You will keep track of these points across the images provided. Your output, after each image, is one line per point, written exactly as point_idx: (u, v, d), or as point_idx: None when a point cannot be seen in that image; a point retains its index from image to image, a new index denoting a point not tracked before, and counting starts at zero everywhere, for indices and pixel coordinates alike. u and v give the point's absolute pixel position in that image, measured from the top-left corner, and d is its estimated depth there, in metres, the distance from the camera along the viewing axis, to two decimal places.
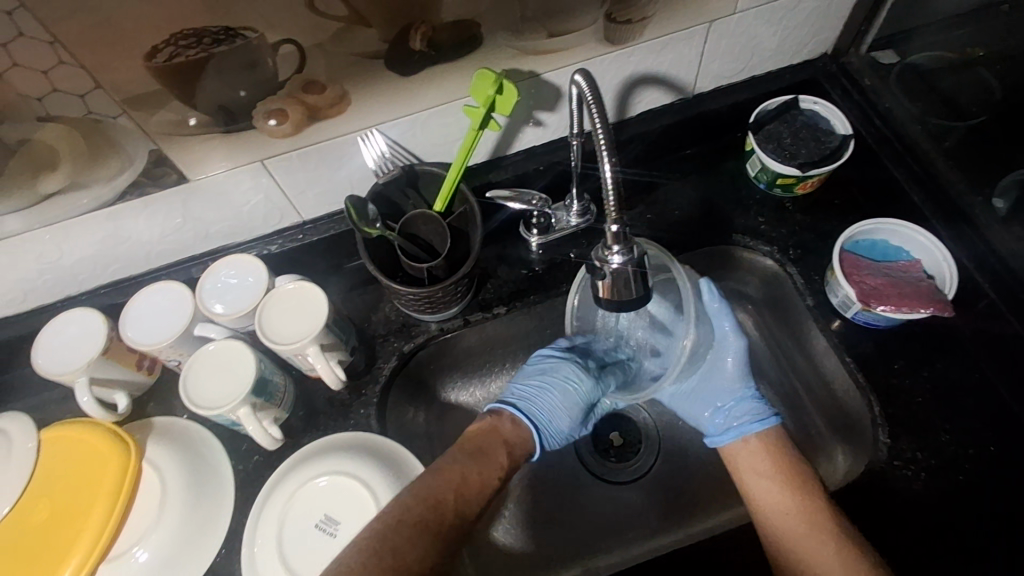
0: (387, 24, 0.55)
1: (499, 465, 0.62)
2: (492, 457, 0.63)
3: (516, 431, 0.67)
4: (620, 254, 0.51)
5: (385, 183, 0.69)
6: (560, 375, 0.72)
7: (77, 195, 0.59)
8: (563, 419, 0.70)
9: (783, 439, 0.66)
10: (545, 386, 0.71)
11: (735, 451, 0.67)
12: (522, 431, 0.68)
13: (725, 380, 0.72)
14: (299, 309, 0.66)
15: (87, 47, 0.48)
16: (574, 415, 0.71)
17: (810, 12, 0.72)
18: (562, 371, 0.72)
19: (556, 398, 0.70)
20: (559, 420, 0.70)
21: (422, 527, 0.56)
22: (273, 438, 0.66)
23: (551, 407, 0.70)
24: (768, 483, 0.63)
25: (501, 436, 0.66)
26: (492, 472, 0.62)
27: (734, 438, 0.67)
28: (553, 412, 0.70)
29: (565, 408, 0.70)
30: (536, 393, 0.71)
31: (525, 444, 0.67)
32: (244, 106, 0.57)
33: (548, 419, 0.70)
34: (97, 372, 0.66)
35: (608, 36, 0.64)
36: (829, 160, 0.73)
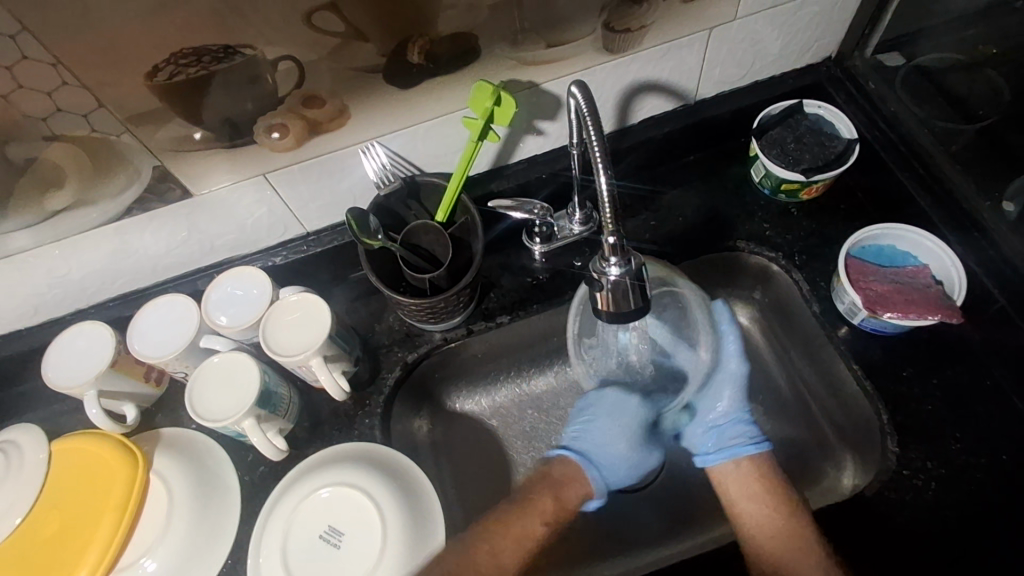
0: (385, 39, 0.56)
1: (543, 515, 0.62)
2: (537, 506, 0.63)
3: (570, 473, 0.67)
4: (617, 265, 0.51)
5: (386, 195, 0.69)
6: (611, 411, 0.70)
7: (84, 211, 0.60)
8: (619, 453, 0.68)
9: (773, 465, 0.65)
10: (597, 426, 0.69)
11: (727, 474, 0.66)
12: (584, 477, 0.67)
13: (719, 405, 0.70)
14: (303, 322, 0.66)
15: (90, 68, 0.49)
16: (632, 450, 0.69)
17: (812, 16, 0.71)
18: (611, 406, 0.70)
19: (612, 438, 0.68)
20: (619, 462, 0.68)
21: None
22: (278, 449, 0.67)
23: (606, 453, 0.68)
24: (759, 507, 0.62)
25: (556, 485, 0.65)
26: (535, 523, 0.62)
27: (727, 459, 0.66)
28: (612, 459, 0.68)
29: (622, 444, 0.68)
30: (599, 435, 0.69)
31: (581, 488, 0.66)
32: (246, 122, 0.58)
33: (611, 462, 0.68)
34: (105, 384, 0.67)
35: (608, 45, 0.64)
36: (834, 165, 0.72)
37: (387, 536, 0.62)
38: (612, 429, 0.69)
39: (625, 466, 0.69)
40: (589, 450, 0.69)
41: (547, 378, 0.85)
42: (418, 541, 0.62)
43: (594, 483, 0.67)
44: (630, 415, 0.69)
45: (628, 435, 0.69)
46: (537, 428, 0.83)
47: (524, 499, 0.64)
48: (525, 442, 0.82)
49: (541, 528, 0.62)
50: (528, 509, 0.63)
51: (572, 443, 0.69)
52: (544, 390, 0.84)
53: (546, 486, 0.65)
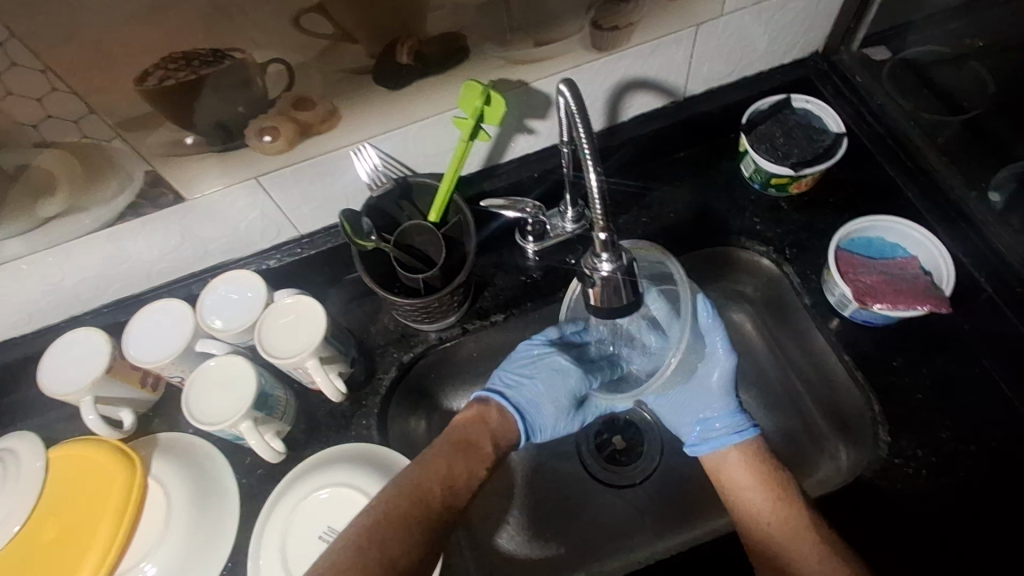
0: (375, 40, 0.56)
1: (483, 462, 0.63)
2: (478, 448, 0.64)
3: (503, 423, 0.69)
4: (609, 262, 0.51)
5: (379, 196, 0.69)
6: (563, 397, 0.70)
7: (77, 217, 0.60)
8: (547, 410, 0.70)
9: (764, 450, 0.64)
10: (534, 378, 0.70)
11: (711, 460, 0.66)
12: (509, 423, 0.69)
13: (710, 394, 0.69)
14: (297, 323, 0.67)
15: (81, 74, 0.49)
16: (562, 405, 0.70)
17: (799, 11, 0.72)
18: (551, 364, 0.70)
19: (544, 395, 0.70)
20: (547, 415, 0.70)
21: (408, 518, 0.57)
22: (275, 451, 0.68)
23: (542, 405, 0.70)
24: (756, 498, 0.61)
25: (489, 429, 0.67)
26: (478, 466, 0.63)
27: (715, 449, 0.66)
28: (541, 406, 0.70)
29: (553, 406, 0.70)
30: (531, 395, 0.70)
31: (499, 429, 0.68)
32: (236, 124, 0.58)
33: (529, 395, 0.70)
34: (101, 391, 0.67)
35: (595, 42, 0.65)
36: (823, 159, 0.72)
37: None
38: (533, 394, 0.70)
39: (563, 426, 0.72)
40: (523, 400, 0.69)
41: None
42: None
43: (519, 428, 0.69)
44: (568, 382, 0.70)
45: (558, 403, 0.70)
46: None
47: (460, 439, 0.64)
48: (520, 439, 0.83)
49: (484, 473, 0.63)
50: (447, 448, 0.63)
51: (493, 384, 0.71)
52: None
53: (477, 428, 0.66)
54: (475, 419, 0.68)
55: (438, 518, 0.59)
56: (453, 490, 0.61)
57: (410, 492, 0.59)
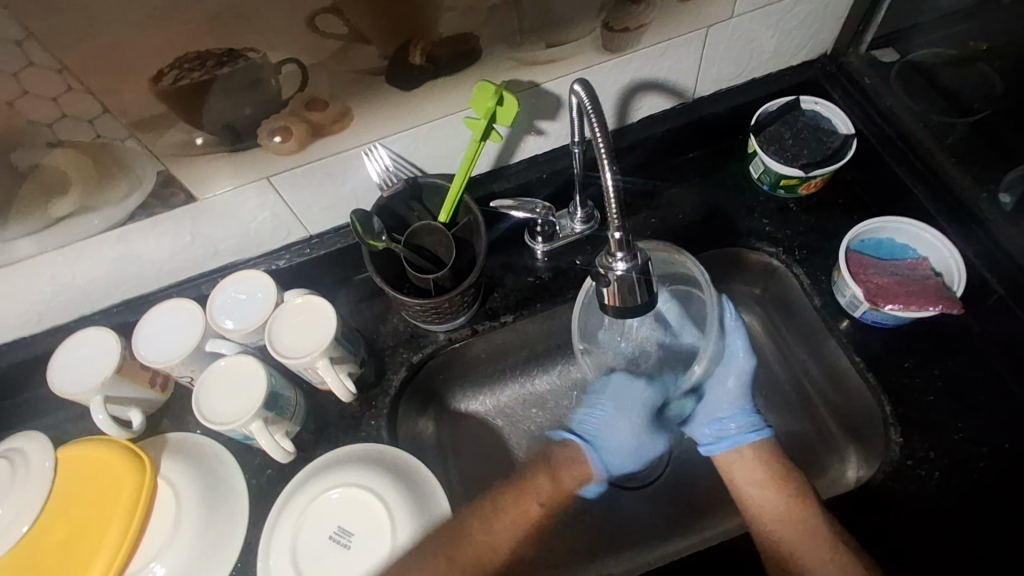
0: (388, 41, 0.56)
1: (539, 496, 0.65)
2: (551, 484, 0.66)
3: (574, 457, 0.68)
4: (624, 260, 0.51)
5: (390, 196, 0.69)
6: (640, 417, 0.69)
7: (89, 217, 0.60)
8: (624, 437, 0.69)
9: (777, 450, 0.66)
10: (608, 409, 0.70)
11: (728, 463, 0.66)
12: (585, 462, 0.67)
13: (725, 396, 0.69)
14: (308, 323, 0.67)
15: (96, 74, 0.49)
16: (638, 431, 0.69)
17: (807, 13, 0.72)
18: (619, 386, 0.71)
19: (619, 421, 0.69)
20: (628, 453, 0.69)
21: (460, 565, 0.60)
22: (286, 451, 0.67)
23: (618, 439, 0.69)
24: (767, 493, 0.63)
25: (553, 466, 0.67)
26: (532, 504, 0.65)
27: (730, 448, 0.66)
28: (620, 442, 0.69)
29: (628, 428, 0.69)
30: (603, 419, 0.69)
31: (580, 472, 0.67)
32: (249, 124, 0.58)
33: (603, 419, 0.69)
34: (111, 391, 0.67)
35: (606, 44, 0.65)
36: (832, 160, 0.72)
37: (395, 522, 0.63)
38: (613, 425, 0.69)
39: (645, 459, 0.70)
40: (596, 435, 0.69)
41: (550, 377, 0.85)
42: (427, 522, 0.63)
43: (597, 467, 0.67)
44: (641, 397, 0.70)
45: (632, 415, 0.69)
46: (541, 427, 0.83)
47: (518, 480, 0.66)
48: (530, 441, 0.82)
49: (538, 511, 0.65)
50: (504, 488, 0.66)
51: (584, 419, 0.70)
52: (547, 390, 0.84)
53: (545, 463, 0.68)
54: (544, 456, 0.69)
55: (478, 571, 0.61)
56: (498, 536, 0.63)
57: (451, 550, 0.61)
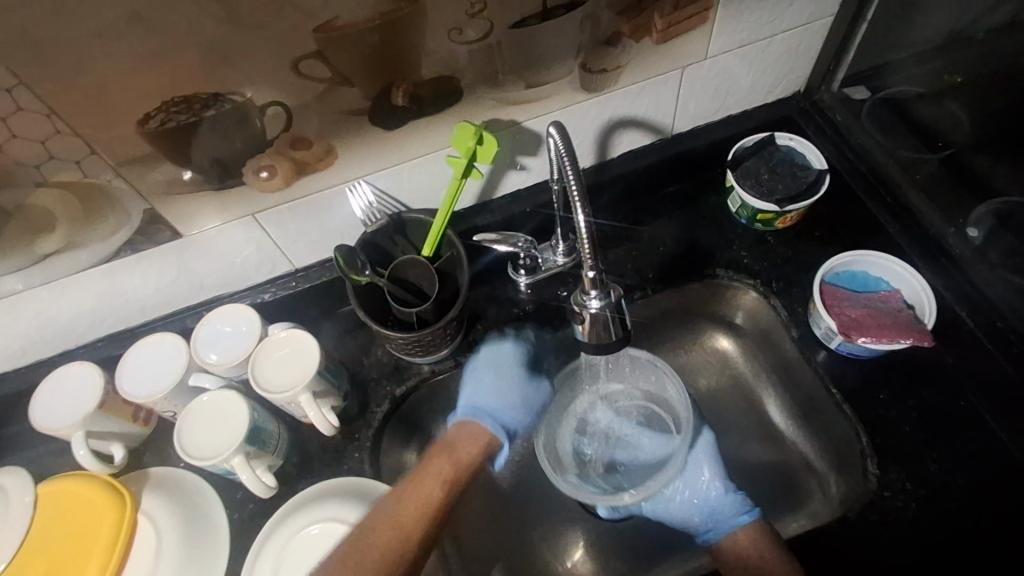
0: (370, 84, 0.58)
1: (442, 477, 0.64)
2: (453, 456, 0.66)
3: (471, 433, 0.69)
4: (598, 297, 0.52)
5: (373, 232, 0.70)
6: (506, 371, 0.73)
7: (75, 253, 0.61)
8: (510, 400, 0.72)
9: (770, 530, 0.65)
10: (489, 383, 0.72)
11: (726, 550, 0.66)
12: (484, 432, 0.69)
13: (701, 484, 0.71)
14: (292, 357, 0.67)
15: (84, 117, 0.51)
16: (521, 393, 0.73)
17: (779, 53, 0.75)
18: (494, 363, 0.74)
19: (500, 389, 0.72)
20: (517, 409, 0.72)
21: (366, 545, 0.59)
22: (267, 486, 0.66)
23: (505, 402, 0.72)
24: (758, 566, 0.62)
25: (452, 447, 0.67)
26: (436, 485, 0.64)
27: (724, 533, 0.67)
28: (511, 411, 0.72)
29: (512, 393, 0.73)
30: (495, 393, 0.72)
31: (479, 440, 0.68)
32: (235, 163, 0.59)
33: (486, 405, 0.71)
34: (93, 425, 0.67)
35: (585, 84, 0.67)
36: (806, 195, 0.74)
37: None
38: (505, 401, 0.72)
39: (513, 408, 0.72)
40: (485, 404, 0.71)
41: None
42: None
43: (496, 429, 0.70)
44: (512, 369, 0.74)
45: (515, 384, 0.73)
46: (525, 458, 0.83)
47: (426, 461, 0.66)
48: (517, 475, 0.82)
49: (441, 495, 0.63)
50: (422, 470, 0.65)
51: (470, 407, 0.71)
52: None
53: (456, 447, 0.67)
54: (455, 438, 0.68)
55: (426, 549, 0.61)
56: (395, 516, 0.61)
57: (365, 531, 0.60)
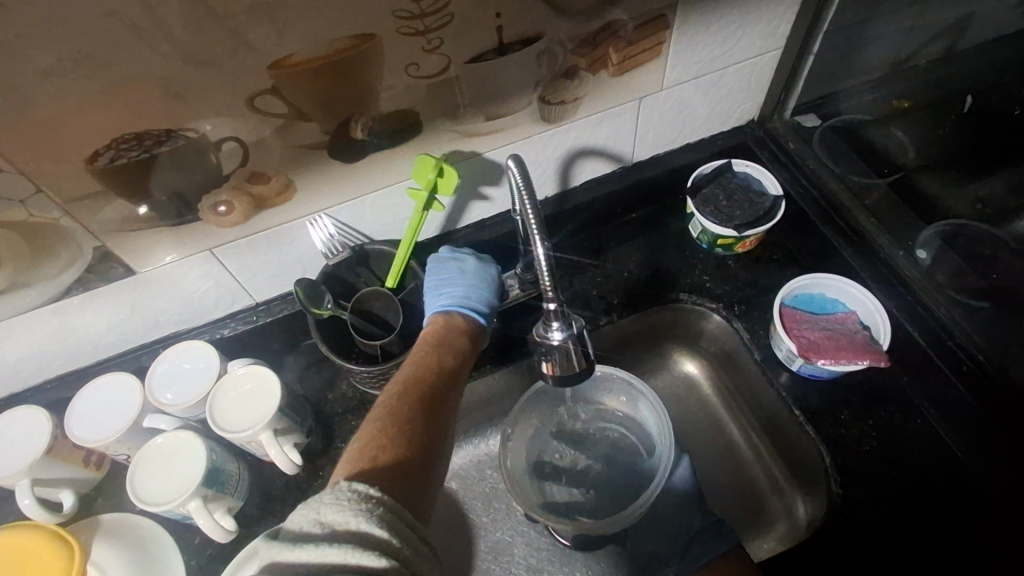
0: (328, 119, 0.58)
1: (453, 353, 0.62)
2: (451, 341, 0.64)
3: (451, 321, 0.66)
4: (559, 329, 0.52)
5: (335, 264, 0.70)
6: (454, 259, 0.71)
7: (20, 293, 0.59)
8: (472, 280, 0.69)
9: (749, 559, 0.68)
10: (449, 277, 0.69)
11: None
12: (461, 317, 0.67)
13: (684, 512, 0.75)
14: (253, 395, 0.66)
15: (30, 155, 0.49)
16: (483, 281, 0.70)
17: (732, 84, 0.77)
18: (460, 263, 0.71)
19: (461, 277, 0.69)
20: (479, 289, 0.69)
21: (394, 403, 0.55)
22: (226, 530, 0.64)
23: (468, 286, 0.69)
24: None
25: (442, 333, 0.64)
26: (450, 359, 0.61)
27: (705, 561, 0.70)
28: (478, 290, 0.69)
29: (473, 276, 0.70)
30: (455, 283, 0.69)
31: (463, 321, 0.67)
32: (189, 198, 0.58)
33: (459, 294, 0.68)
34: (40, 472, 0.64)
35: (544, 115, 0.68)
36: (763, 220, 0.76)
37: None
38: (475, 291, 0.69)
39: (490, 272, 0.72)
40: (454, 295, 0.68)
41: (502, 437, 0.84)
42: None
43: (472, 311, 0.68)
44: (470, 262, 0.71)
45: (476, 276, 0.70)
46: (495, 489, 0.82)
47: (428, 342, 0.63)
48: (488, 505, 0.81)
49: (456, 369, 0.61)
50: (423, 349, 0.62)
51: (445, 294, 0.68)
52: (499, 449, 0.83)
53: (449, 331, 0.65)
54: (443, 323, 0.66)
55: (429, 405, 0.56)
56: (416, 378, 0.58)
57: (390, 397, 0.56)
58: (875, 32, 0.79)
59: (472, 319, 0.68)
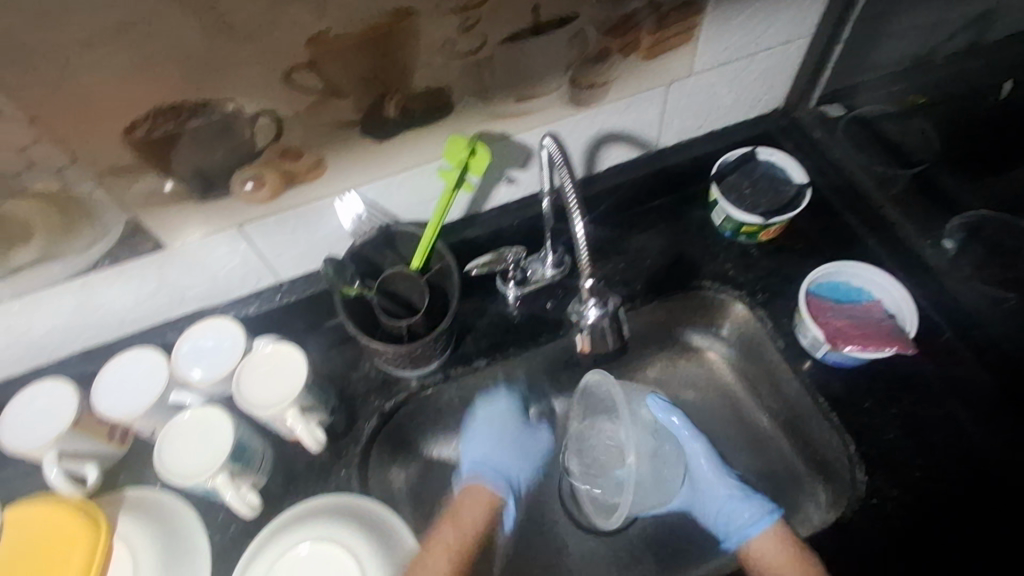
0: (362, 95, 0.58)
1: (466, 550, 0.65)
2: (468, 518, 0.69)
3: (479, 495, 0.72)
4: (595, 307, 0.53)
5: (362, 243, 0.70)
6: (495, 412, 0.79)
7: (51, 265, 0.59)
8: (506, 447, 0.77)
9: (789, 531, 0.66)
10: (483, 434, 0.78)
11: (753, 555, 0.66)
12: (490, 493, 0.73)
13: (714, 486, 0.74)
14: (279, 372, 0.66)
15: (68, 125, 0.49)
16: (518, 442, 0.79)
17: (760, 72, 0.77)
18: (494, 412, 0.79)
19: (495, 441, 0.77)
20: (512, 462, 0.77)
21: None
22: (251, 506, 0.65)
23: (502, 449, 0.77)
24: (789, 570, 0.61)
25: (471, 500, 0.72)
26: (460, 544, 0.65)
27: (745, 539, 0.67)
28: (514, 463, 0.77)
29: (507, 442, 0.77)
30: (494, 452, 0.76)
31: (484, 501, 0.72)
32: (222, 173, 0.58)
33: (510, 467, 0.77)
34: (67, 445, 0.64)
35: (574, 98, 0.68)
36: (788, 208, 0.76)
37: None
38: (526, 450, 0.79)
39: (519, 473, 0.77)
40: (485, 459, 0.76)
41: (521, 420, 0.84)
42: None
43: (499, 483, 0.74)
44: (505, 409, 0.79)
45: (503, 420, 0.78)
46: (512, 472, 0.82)
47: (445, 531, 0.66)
48: None
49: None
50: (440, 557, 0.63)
51: (476, 455, 0.77)
52: None
53: (468, 504, 0.71)
54: (467, 493, 0.73)
55: None
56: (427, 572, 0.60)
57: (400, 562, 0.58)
58: (902, 23, 0.79)
59: (498, 493, 0.73)
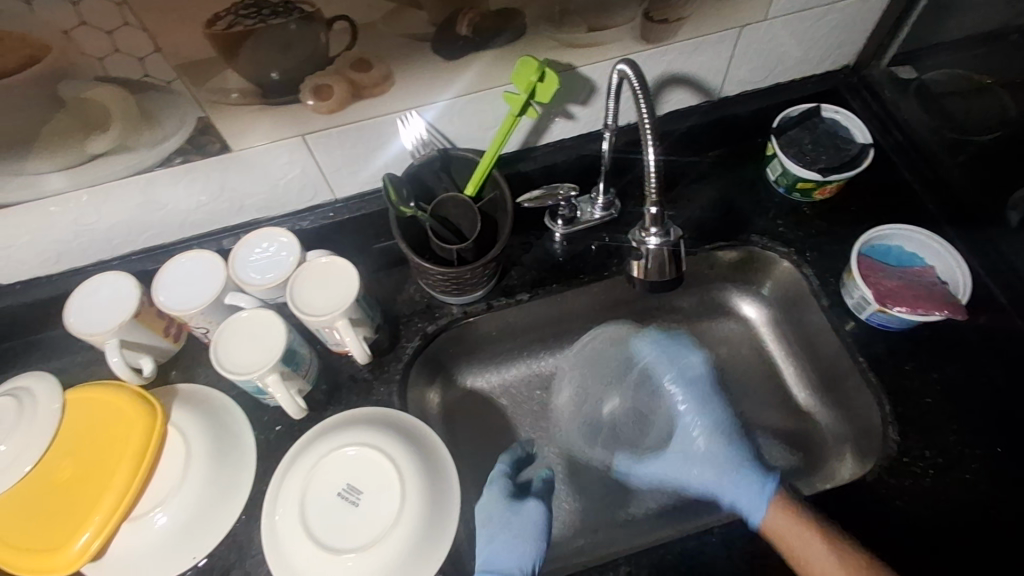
0: (438, 8, 0.57)
1: None
2: None
3: None
4: (656, 235, 0.59)
5: (420, 164, 0.70)
6: (502, 514, 0.70)
7: (122, 157, 0.60)
8: (518, 543, 0.67)
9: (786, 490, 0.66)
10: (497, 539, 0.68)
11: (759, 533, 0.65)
12: None
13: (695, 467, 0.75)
14: (331, 282, 0.67)
15: (155, 12, 0.50)
16: (533, 537, 0.68)
17: (835, 23, 0.74)
18: (505, 511, 0.70)
19: (511, 540, 0.67)
20: (526, 551, 0.67)
21: None
22: (299, 407, 0.68)
23: (509, 548, 0.67)
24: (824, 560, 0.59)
25: None
26: None
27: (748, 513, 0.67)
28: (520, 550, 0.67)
29: (516, 538, 0.67)
30: (504, 547, 0.67)
31: None
32: (294, 79, 0.59)
33: (509, 564, 0.66)
34: (127, 335, 0.67)
35: (645, 34, 0.67)
36: (849, 167, 0.75)
37: (401, 469, 0.64)
38: (522, 534, 0.68)
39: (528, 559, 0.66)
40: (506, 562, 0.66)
41: (556, 359, 0.85)
42: (432, 462, 0.65)
43: None
44: (520, 511, 0.69)
45: (521, 530, 0.68)
46: (544, 411, 0.83)
47: None
48: (537, 425, 0.83)
49: None
50: None
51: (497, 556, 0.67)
52: (553, 370, 0.85)
53: None
54: None
55: None
56: None
57: None
58: None
59: None
